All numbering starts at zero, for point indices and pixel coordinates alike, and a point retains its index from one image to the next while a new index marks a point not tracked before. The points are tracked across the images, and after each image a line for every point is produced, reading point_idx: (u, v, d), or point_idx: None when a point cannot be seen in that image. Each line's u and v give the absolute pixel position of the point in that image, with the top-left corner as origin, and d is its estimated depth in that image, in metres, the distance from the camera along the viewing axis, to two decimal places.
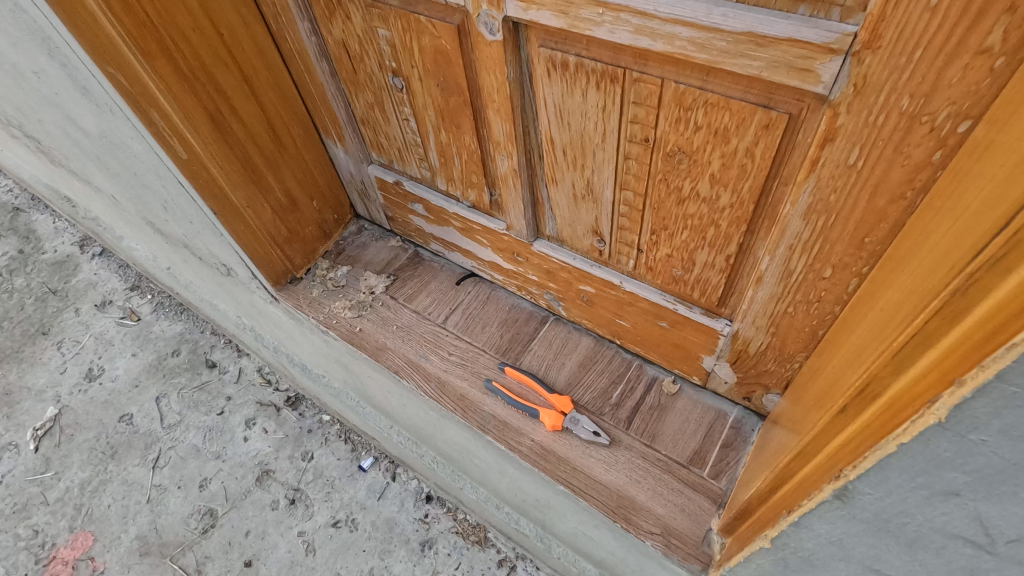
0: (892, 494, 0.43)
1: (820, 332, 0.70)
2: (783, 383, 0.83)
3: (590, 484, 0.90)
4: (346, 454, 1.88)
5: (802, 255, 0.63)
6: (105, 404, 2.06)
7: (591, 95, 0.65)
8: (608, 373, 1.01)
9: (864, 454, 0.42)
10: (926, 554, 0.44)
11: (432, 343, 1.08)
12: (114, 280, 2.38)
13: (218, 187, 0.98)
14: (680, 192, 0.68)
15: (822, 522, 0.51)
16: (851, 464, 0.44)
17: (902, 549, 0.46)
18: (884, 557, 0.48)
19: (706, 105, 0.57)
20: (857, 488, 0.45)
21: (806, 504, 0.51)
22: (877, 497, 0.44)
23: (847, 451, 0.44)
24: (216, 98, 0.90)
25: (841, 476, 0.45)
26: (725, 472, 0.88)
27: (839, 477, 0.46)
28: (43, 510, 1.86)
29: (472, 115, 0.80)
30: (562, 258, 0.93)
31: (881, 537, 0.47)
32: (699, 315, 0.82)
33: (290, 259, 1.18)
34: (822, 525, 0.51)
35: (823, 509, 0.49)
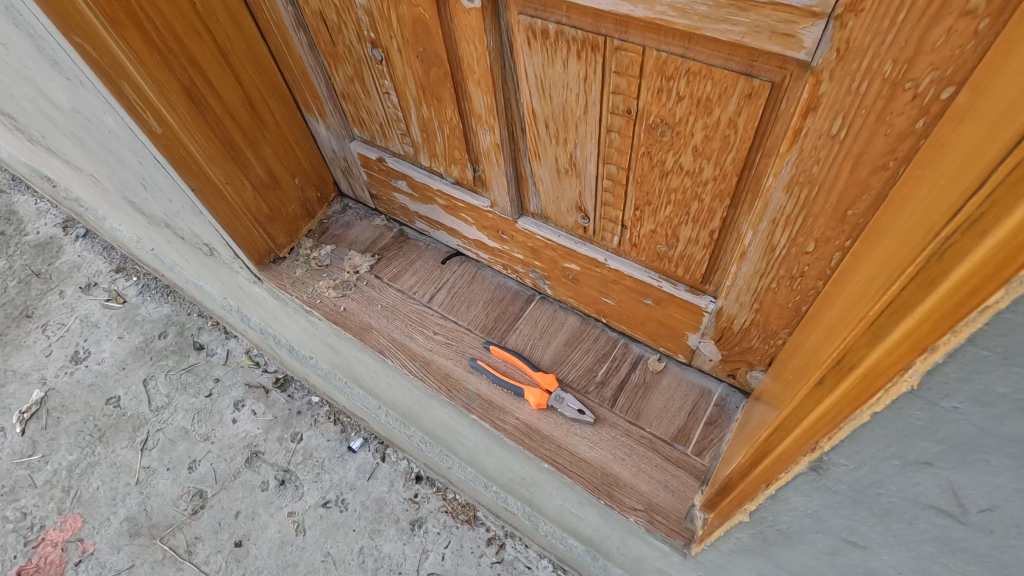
0: (865, 465, 0.43)
1: (803, 308, 0.70)
2: (766, 360, 0.83)
3: (574, 461, 0.90)
4: (336, 435, 1.88)
5: (785, 229, 0.62)
6: (92, 387, 2.04)
7: (572, 65, 0.63)
8: (594, 351, 1.00)
9: (838, 425, 0.42)
10: (900, 525, 0.46)
11: (417, 322, 1.07)
12: (98, 262, 2.35)
13: (195, 164, 0.96)
14: (663, 166, 0.66)
15: (799, 496, 0.52)
16: (826, 436, 0.44)
17: (876, 521, 0.47)
18: (859, 529, 0.50)
19: (688, 74, 0.56)
20: (831, 460, 0.45)
21: (782, 477, 0.51)
22: (851, 468, 0.44)
23: (823, 422, 0.44)
24: (190, 72, 0.88)
25: (817, 448, 0.45)
26: (709, 449, 0.88)
27: (816, 449, 0.46)
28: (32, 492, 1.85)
29: (452, 88, 0.78)
30: (547, 235, 0.92)
31: (857, 510, 0.48)
32: (684, 292, 0.82)
33: (272, 237, 1.16)
34: (799, 499, 0.52)
35: (799, 482, 0.50)
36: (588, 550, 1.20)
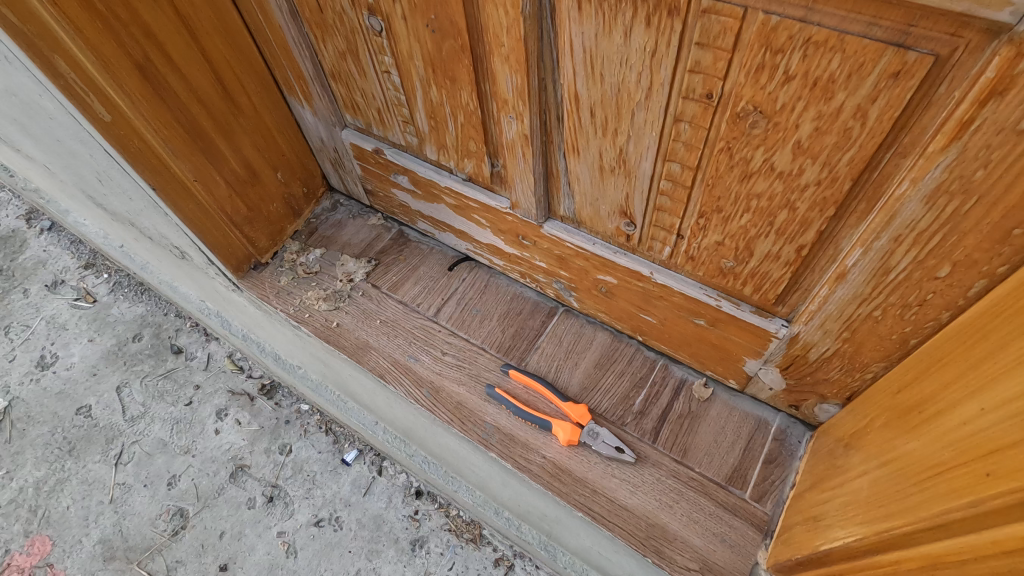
0: None
1: (913, 340, 0.56)
2: (844, 394, 0.70)
3: (613, 510, 0.77)
4: (327, 447, 1.56)
5: (911, 249, 0.48)
6: (61, 395, 1.67)
7: (636, 36, 0.48)
8: (629, 375, 0.87)
9: None
10: None
11: (422, 340, 0.93)
12: (64, 257, 1.94)
13: (157, 159, 0.80)
14: (746, 166, 0.52)
15: None
16: None
17: None
18: None
19: (807, 46, 0.41)
20: None
21: None
22: None
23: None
24: (145, 45, 0.71)
25: None
26: (770, 494, 0.76)
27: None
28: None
29: (471, 65, 0.63)
30: (578, 243, 0.77)
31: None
32: (749, 313, 0.68)
33: (253, 241, 1.00)
34: None
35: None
36: None
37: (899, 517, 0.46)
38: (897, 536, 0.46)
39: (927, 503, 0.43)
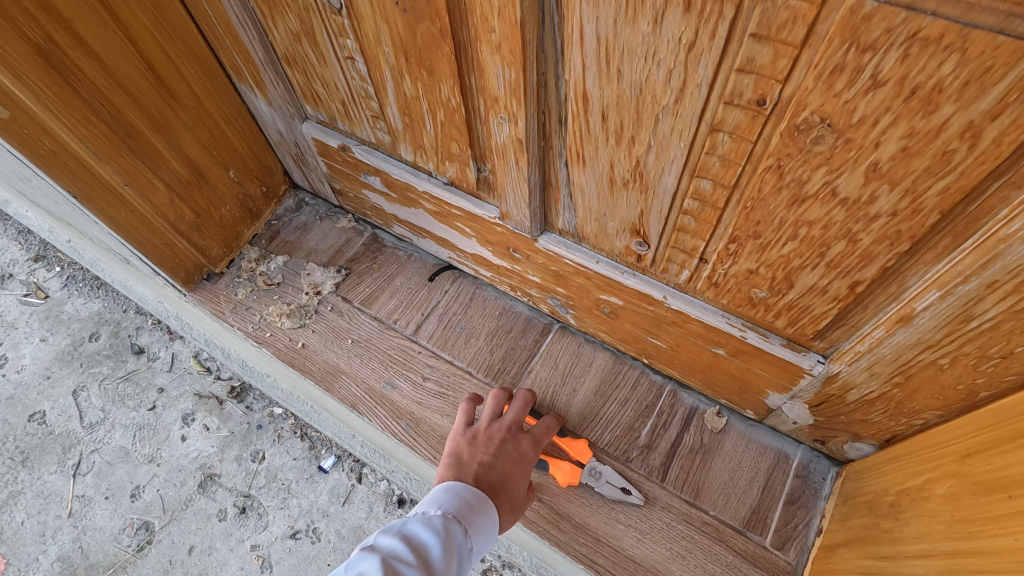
0: None
1: (982, 393, 0.47)
2: (883, 436, 0.61)
3: (618, 561, 0.69)
4: (304, 453, 1.36)
5: (1009, 297, 0.38)
6: (9, 402, 1.45)
7: (670, 22, 0.37)
8: (633, 403, 0.78)
9: None
10: None
11: (400, 363, 0.83)
12: (11, 249, 1.68)
13: (74, 161, 0.67)
14: (799, 188, 0.42)
15: None
16: None
17: None
18: None
19: (910, 42, 0.30)
20: None
21: None
22: None
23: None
24: (46, 24, 0.57)
25: None
26: (794, 540, 0.67)
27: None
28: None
29: (454, 53, 0.51)
30: (579, 260, 0.67)
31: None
32: (779, 347, 0.59)
33: (203, 250, 0.88)
34: None
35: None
36: None
37: None
38: None
39: None
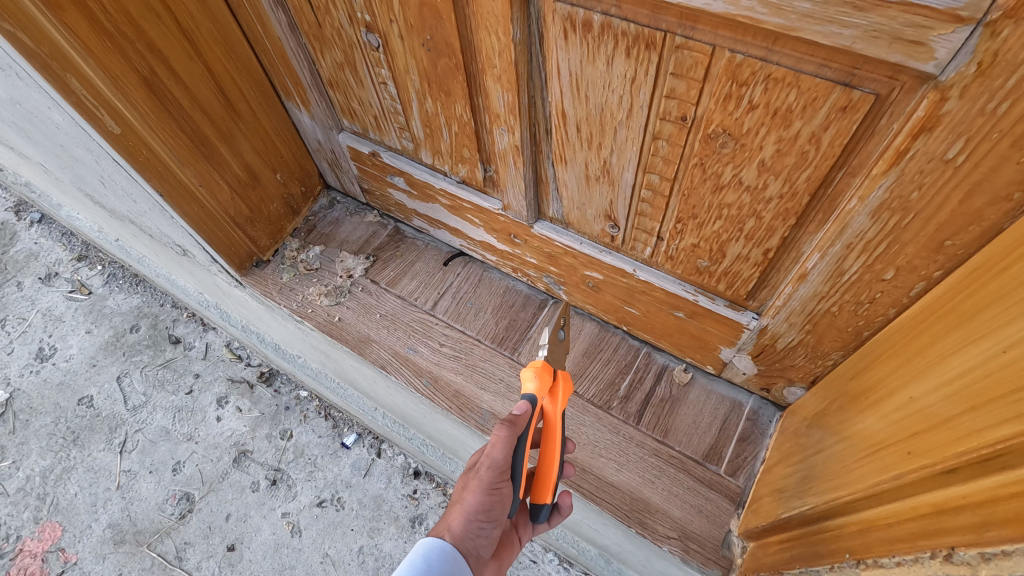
0: None
1: (866, 333, 0.62)
2: (810, 378, 0.75)
3: (600, 486, 0.85)
4: (327, 432, 1.57)
5: (862, 254, 0.53)
6: (61, 387, 1.66)
7: (617, 64, 0.53)
8: (615, 363, 0.94)
9: (985, 552, 0.34)
10: None
11: (421, 333, 0.99)
12: (57, 250, 1.92)
13: (164, 167, 0.83)
14: (718, 179, 0.58)
15: None
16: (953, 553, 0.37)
17: None
18: None
19: (767, 80, 0.46)
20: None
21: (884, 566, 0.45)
22: None
23: (965, 530, 0.36)
24: (149, 59, 0.74)
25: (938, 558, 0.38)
26: (743, 469, 0.82)
27: (956, 559, 0.36)
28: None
29: (465, 82, 0.68)
30: (567, 242, 0.83)
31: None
32: (723, 307, 0.74)
33: (254, 240, 1.04)
34: None
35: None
36: (602, 554, 1.17)
37: (843, 488, 0.51)
38: (842, 508, 0.51)
39: (863, 473, 0.49)
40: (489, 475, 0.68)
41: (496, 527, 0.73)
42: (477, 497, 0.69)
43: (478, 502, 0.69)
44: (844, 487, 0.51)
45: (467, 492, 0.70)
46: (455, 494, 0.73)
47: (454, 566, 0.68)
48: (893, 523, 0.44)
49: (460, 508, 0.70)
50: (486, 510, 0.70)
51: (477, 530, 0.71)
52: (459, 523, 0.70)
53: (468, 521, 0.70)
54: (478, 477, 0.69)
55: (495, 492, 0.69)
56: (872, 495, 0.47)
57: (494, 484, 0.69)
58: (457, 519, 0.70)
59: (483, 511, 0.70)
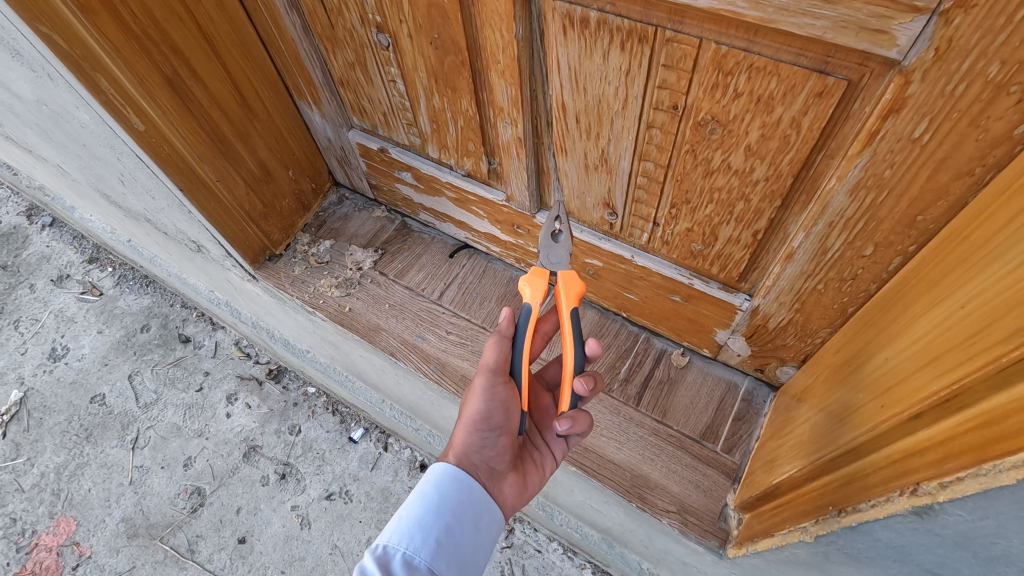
0: (987, 519, 0.41)
1: (850, 309, 0.65)
2: (800, 357, 0.77)
3: (602, 464, 0.89)
4: (335, 426, 1.60)
5: (842, 232, 0.57)
6: (74, 385, 1.70)
7: (613, 58, 0.58)
8: (615, 347, 0.98)
9: (957, 475, 0.41)
10: (1007, 568, 0.44)
11: (428, 321, 1.03)
12: (68, 253, 1.96)
13: (184, 163, 0.88)
14: (708, 164, 0.62)
15: (886, 531, 0.50)
16: (938, 483, 0.43)
17: (977, 562, 0.46)
18: (953, 565, 0.48)
19: (750, 70, 0.50)
20: (944, 509, 0.44)
21: (870, 511, 0.50)
22: (968, 519, 0.43)
23: (930, 465, 0.43)
24: (172, 60, 0.78)
25: (926, 492, 0.44)
26: (739, 446, 0.86)
27: (921, 491, 0.44)
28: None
29: (470, 78, 0.72)
30: (568, 231, 0.87)
31: (956, 551, 0.46)
32: (717, 290, 0.78)
33: (267, 235, 1.08)
34: (885, 533, 0.51)
35: (892, 519, 0.49)
36: (605, 538, 1.19)
37: (827, 448, 0.55)
38: (826, 466, 0.55)
39: (845, 433, 0.53)
40: (484, 376, 0.75)
41: (500, 436, 0.76)
42: (475, 404, 0.74)
43: (476, 409, 0.74)
44: (827, 447, 0.55)
45: (466, 404, 0.75)
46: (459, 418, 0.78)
47: (465, 490, 0.72)
48: (869, 472, 0.50)
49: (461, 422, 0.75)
50: (485, 418, 0.74)
51: (479, 441, 0.75)
52: (461, 436, 0.74)
53: (469, 432, 0.74)
54: (475, 385, 0.75)
55: (493, 396, 0.74)
56: (854, 450, 0.51)
57: (490, 387, 0.75)
58: (460, 435, 0.75)
59: (484, 417, 0.74)
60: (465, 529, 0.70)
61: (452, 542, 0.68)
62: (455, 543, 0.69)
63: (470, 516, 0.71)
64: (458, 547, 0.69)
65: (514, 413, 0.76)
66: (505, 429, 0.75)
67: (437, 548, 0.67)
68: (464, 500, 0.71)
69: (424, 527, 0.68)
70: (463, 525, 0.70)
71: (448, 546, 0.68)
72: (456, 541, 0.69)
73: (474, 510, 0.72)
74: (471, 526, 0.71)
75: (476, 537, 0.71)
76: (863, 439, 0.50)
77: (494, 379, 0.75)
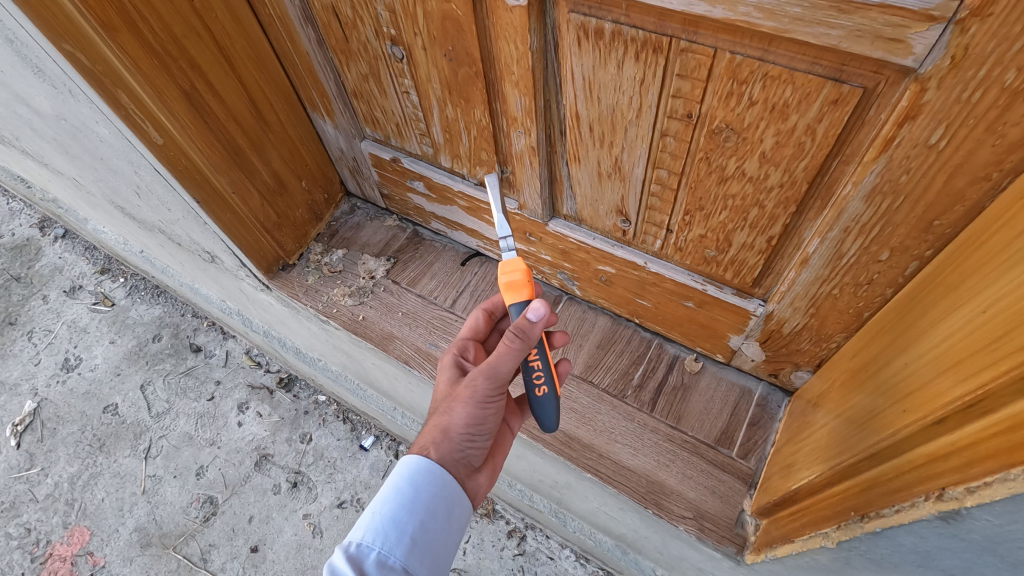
0: (1016, 524, 0.42)
1: (866, 314, 0.65)
2: (815, 361, 0.77)
3: (617, 470, 0.89)
4: (346, 434, 1.61)
5: (858, 237, 0.57)
6: (87, 395, 1.72)
7: (627, 67, 0.58)
8: (628, 354, 0.98)
9: (985, 480, 0.42)
10: None
11: (441, 329, 1.04)
12: (80, 264, 1.98)
13: (201, 176, 0.89)
14: (722, 171, 0.63)
15: (911, 535, 0.51)
16: (966, 489, 0.44)
17: (1004, 566, 0.46)
18: (978, 569, 0.48)
19: (765, 78, 0.51)
20: (972, 514, 0.44)
21: (894, 516, 0.51)
22: (995, 523, 0.43)
23: (955, 469, 0.44)
24: (190, 75, 0.80)
25: (955, 498, 0.45)
26: (754, 452, 0.86)
27: (948, 496, 0.45)
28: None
29: (484, 88, 0.73)
30: (581, 238, 0.88)
31: (983, 555, 0.47)
32: (731, 295, 0.78)
33: (281, 244, 1.09)
34: (910, 537, 0.51)
35: (918, 524, 0.49)
36: (618, 545, 1.18)
37: (847, 452, 0.55)
38: (847, 470, 0.55)
39: (864, 439, 0.53)
40: (484, 384, 0.69)
41: (486, 437, 0.75)
42: (469, 410, 0.71)
43: (468, 415, 0.71)
44: (846, 452, 0.55)
45: (457, 407, 0.71)
46: (442, 406, 0.73)
47: (439, 484, 0.70)
48: (891, 477, 0.50)
49: (450, 423, 0.71)
50: (475, 424, 0.72)
51: (465, 443, 0.73)
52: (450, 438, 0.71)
53: (457, 433, 0.72)
54: (472, 389, 0.70)
55: (487, 406, 0.71)
56: (874, 455, 0.51)
57: (488, 395, 0.70)
58: (445, 434, 0.71)
59: (474, 423, 0.72)
60: (439, 525, 0.69)
61: (426, 539, 0.68)
62: (429, 539, 0.68)
63: (443, 511, 0.70)
64: (432, 544, 0.68)
65: (499, 415, 0.75)
66: (491, 431, 0.75)
67: (412, 546, 0.67)
68: (437, 496, 0.70)
69: (397, 523, 0.67)
70: (436, 520, 0.69)
71: (422, 543, 0.67)
72: (430, 538, 0.68)
73: (447, 503, 0.70)
74: (445, 521, 0.70)
75: (449, 532, 0.70)
76: (883, 444, 0.50)
77: (494, 393, 0.71)
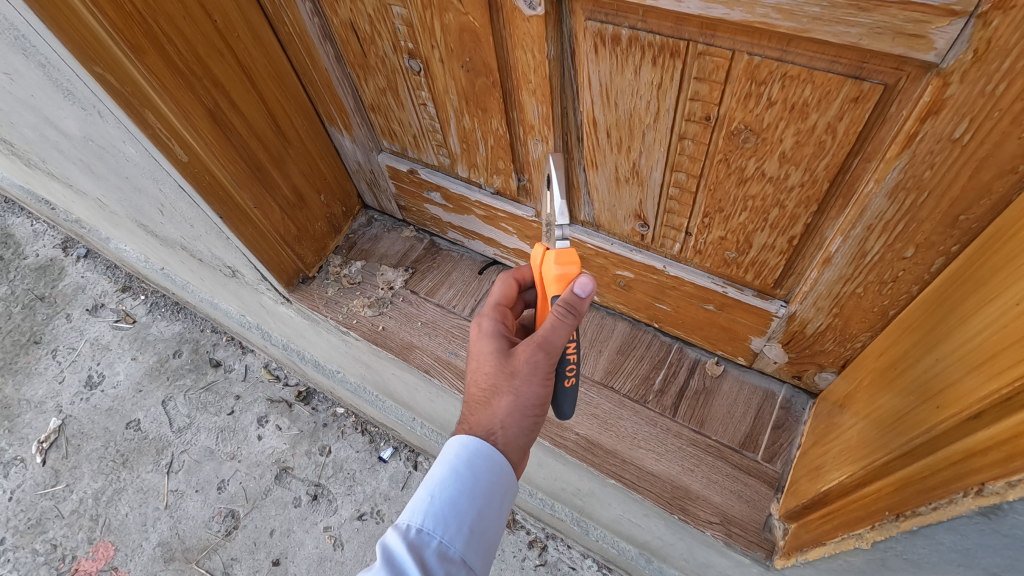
0: None
1: (891, 312, 0.64)
2: (840, 363, 0.76)
3: (641, 476, 0.88)
4: (365, 446, 1.62)
5: (881, 235, 0.56)
6: (110, 411, 1.74)
7: (644, 73, 0.59)
8: (648, 358, 0.98)
9: None
10: None
11: (461, 337, 1.04)
12: (102, 283, 2.03)
13: (224, 192, 0.91)
14: (742, 173, 0.63)
15: (950, 533, 0.50)
16: (1007, 483, 0.43)
17: None
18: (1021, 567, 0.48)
19: (784, 78, 0.51)
20: (1013, 508, 0.44)
21: (931, 513, 0.51)
22: None
23: (994, 464, 0.44)
24: (213, 93, 0.82)
25: (995, 493, 0.44)
26: (780, 455, 0.85)
27: (986, 492, 0.45)
28: (13, 530, 1.57)
29: (501, 98, 0.74)
30: (598, 243, 0.88)
31: None
32: (752, 297, 0.78)
33: (301, 258, 1.11)
34: (949, 535, 0.51)
35: (956, 521, 0.49)
36: (643, 553, 1.17)
37: (879, 452, 0.55)
38: (879, 470, 0.55)
39: (895, 438, 0.53)
40: (544, 358, 0.65)
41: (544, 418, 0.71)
42: (533, 388, 0.66)
43: (536, 393, 0.67)
44: (877, 451, 0.55)
45: (522, 387, 0.66)
46: (499, 387, 0.67)
47: (498, 471, 0.68)
48: (927, 474, 0.50)
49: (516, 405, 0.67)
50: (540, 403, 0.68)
51: (530, 424, 0.69)
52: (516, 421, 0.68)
53: (525, 416, 0.68)
54: (533, 366, 0.65)
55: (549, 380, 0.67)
56: (907, 453, 0.51)
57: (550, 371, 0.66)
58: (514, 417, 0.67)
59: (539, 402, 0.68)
60: (494, 513, 0.69)
61: (482, 528, 0.67)
62: (484, 528, 0.68)
63: (499, 498, 0.69)
64: (487, 533, 0.68)
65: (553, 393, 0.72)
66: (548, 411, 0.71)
67: (469, 535, 0.66)
68: (495, 483, 0.69)
69: (456, 512, 0.67)
70: (493, 508, 0.68)
71: (479, 533, 0.67)
72: (485, 526, 0.68)
73: (506, 489, 0.70)
74: (500, 508, 0.69)
75: (502, 517, 0.70)
76: (918, 442, 0.50)
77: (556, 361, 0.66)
